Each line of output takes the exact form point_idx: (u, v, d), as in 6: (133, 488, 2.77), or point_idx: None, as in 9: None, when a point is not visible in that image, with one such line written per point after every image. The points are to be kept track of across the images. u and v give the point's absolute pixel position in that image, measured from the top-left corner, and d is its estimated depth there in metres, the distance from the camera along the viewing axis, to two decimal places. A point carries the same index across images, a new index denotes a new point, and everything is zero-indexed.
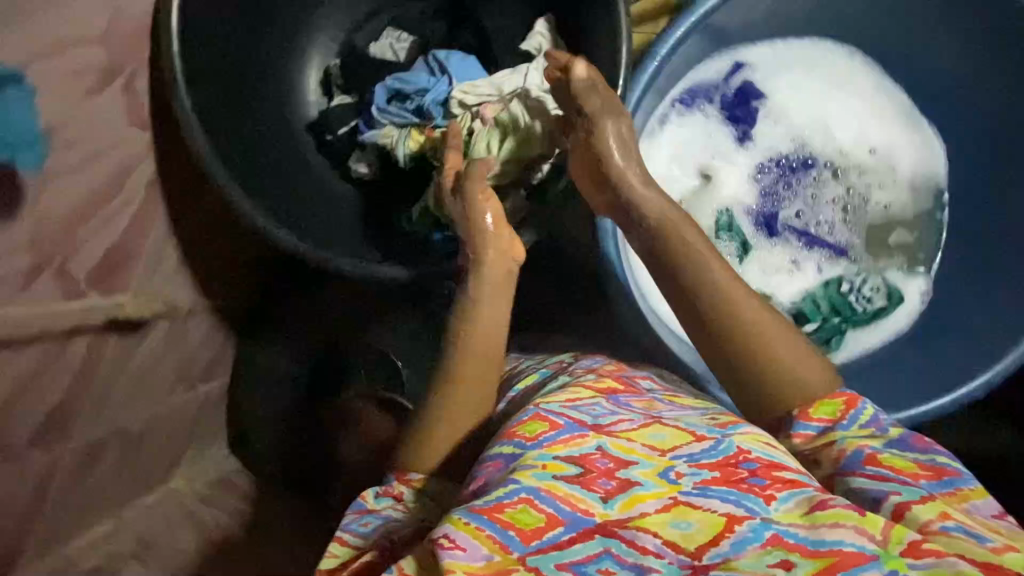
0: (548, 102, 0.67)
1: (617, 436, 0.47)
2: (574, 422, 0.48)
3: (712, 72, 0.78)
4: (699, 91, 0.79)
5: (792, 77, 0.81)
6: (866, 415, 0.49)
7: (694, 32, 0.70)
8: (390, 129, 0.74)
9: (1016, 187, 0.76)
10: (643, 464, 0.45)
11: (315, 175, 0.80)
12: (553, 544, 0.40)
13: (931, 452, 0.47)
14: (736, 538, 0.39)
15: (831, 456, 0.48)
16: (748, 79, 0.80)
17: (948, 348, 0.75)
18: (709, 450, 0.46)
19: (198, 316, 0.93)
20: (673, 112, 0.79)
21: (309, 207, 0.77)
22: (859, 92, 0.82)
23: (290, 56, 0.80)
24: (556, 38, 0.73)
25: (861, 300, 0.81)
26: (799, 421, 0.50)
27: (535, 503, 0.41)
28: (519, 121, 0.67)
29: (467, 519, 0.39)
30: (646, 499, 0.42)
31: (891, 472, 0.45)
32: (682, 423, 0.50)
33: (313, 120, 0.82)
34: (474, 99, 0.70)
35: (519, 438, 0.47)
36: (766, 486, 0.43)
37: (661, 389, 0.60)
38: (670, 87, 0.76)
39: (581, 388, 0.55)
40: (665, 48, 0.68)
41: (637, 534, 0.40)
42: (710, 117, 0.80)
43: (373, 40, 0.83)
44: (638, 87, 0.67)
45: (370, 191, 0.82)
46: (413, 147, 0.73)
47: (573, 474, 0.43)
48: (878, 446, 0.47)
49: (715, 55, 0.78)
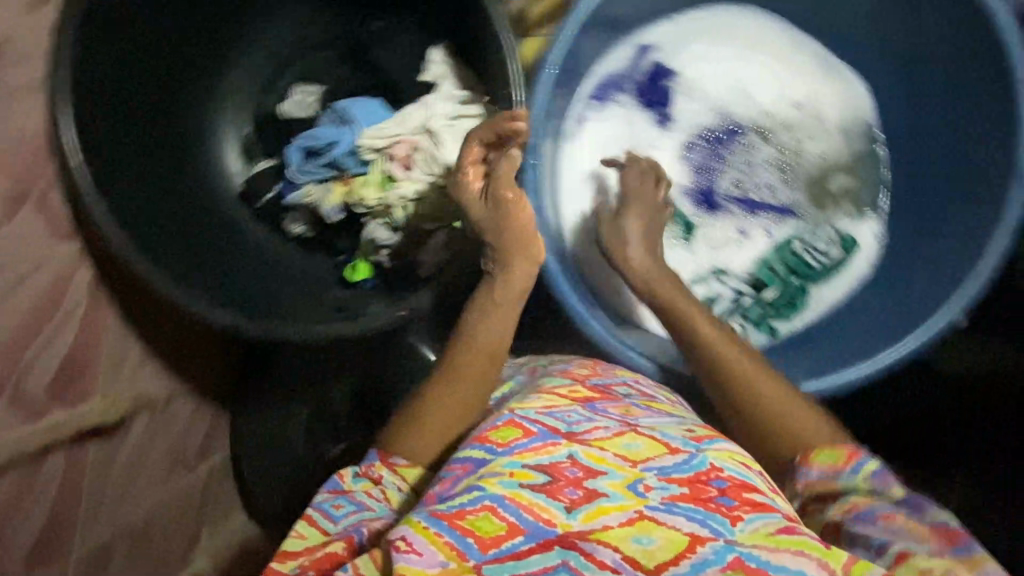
0: (458, 135, 0.68)
1: (589, 444, 0.51)
2: (547, 429, 0.52)
3: (616, 64, 0.80)
4: (610, 84, 0.81)
5: (699, 49, 0.83)
6: (874, 464, 0.54)
7: (586, 29, 0.69)
8: (310, 187, 0.72)
9: (945, 109, 0.74)
10: (612, 476, 0.49)
11: (253, 243, 0.81)
12: (511, 553, 0.44)
13: (944, 513, 0.51)
14: (696, 559, 0.44)
15: (841, 505, 0.53)
16: (655, 62, 0.82)
17: (909, 288, 0.74)
18: (681, 464, 0.51)
19: (179, 399, 0.94)
20: (590, 109, 0.81)
21: (247, 279, 0.76)
22: (770, 49, 0.83)
23: (204, 135, 0.81)
24: (453, 63, 0.73)
25: (816, 255, 0.82)
26: (803, 467, 0.56)
27: (499, 511, 0.45)
28: (434, 160, 0.68)
29: (428, 524, 0.44)
30: (609, 511, 0.47)
31: (901, 530, 0.50)
32: (657, 433, 0.55)
33: (241, 190, 0.83)
34: (383, 141, 0.69)
35: (490, 443, 0.50)
36: (733, 507, 0.48)
37: (640, 396, 0.65)
38: (580, 87, 0.79)
39: (557, 396, 0.59)
40: (558, 52, 0.67)
41: (597, 548, 0.44)
42: (626, 105, 0.82)
43: (284, 99, 0.83)
44: (537, 100, 0.67)
45: (309, 246, 0.82)
46: (336, 200, 0.72)
47: (540, 482, 0.48)
48: (888, 504, 0.52)
49: (617, 46, 0.80)
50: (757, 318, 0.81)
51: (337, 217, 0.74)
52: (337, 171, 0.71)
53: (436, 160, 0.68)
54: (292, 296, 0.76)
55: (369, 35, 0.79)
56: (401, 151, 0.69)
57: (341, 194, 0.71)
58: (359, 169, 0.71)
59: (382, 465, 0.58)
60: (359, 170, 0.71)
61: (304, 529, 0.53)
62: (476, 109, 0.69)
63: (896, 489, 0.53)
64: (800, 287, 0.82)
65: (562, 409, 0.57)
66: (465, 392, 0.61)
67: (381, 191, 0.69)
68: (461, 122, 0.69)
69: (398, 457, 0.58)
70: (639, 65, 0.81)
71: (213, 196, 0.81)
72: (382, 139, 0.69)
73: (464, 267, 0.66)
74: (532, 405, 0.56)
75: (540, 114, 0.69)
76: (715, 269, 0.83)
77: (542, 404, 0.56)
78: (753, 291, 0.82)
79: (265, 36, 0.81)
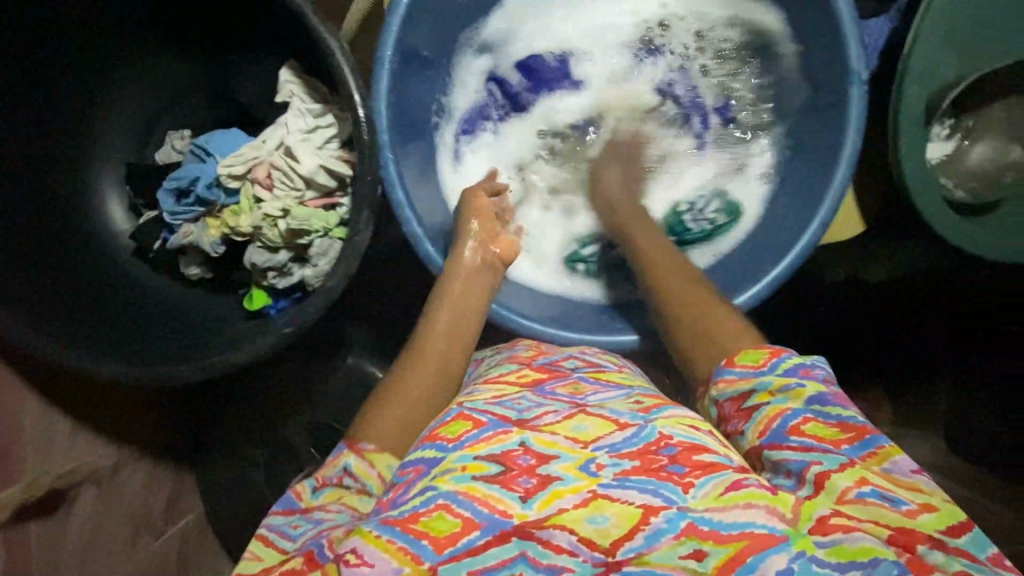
0: (313, 147, 0.70)
1: (539, 430, 0.52)
2: (498, 419, 0.54)
3: (468, 92, 0.87)
4: (471, 117, 0.88)
5: (533, 50, 0.89)
6: (787, 365, 0.57)
7: (413, 23, 0.70)
8: (187, 227, 0.73)
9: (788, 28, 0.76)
10: (565, 457, 0.50)
11: (155, 296, 0.82)
12: (468, 550, 0.45)
13: (848, 411, 0.54)
14: (650, 530, 0.46)
15: (755, 419, 0.56)
16: (500, 79, 0.88)
17: (787, 212, 0.79)
18: (630, 437, 0.52)
19: (128, 467, 0.97)
20: (463, 144, 0.88)
21: (147, 329, 0.77)
22: (593, 31, 0.90)
23: (85, 202, 0.81)
24: (304, 78, 0.73)
25: (699, 221, 0.87)
26: (724, 368, 0.60)
27: (452, 507, 0.46)
28: (295, 173, 0.69)
29: (379, 533, 0.45)
30: (564, 494, 0.48)
31: (812, 439, 0.52)
32: (607, 410, 0.56)
33: (135, 247, 0.83)
34: (242, 166, 0.70)
35: (441, 440, 0.53)
36: (684, 474, 0.49)
37: (588, 367, 0.67)
38: (444, 129, 0.86)
39: (506, 385, 0.62)
40: (389, 50, 0.68)
41: (553, 533, 0.46)
42: (494, 127, 0.90)
43: (159, 148, 0.84)
44: (381, 99, 0.68)
45: (213, 286, 0.83)
46: (216, 233, 0.73)
47: (492, 473, 0.49)
48: (799, 408, 0.54)
49: (458, 81, 0.85)
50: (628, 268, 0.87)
51: (220, 252, 0.74)
52: (206, 207, 0.72)
53: (295, 174, 0.70)
54: (196, 337, 0.77)
55: (222, 71, 0.81)
56: (261, 173, 0.70)
57: (218, 227, 0.72)
58: (229, 200, 0.72)
59: (347, 456, 0.57)
60: (228, 201, 0.72)
61: (263, 551, 0.52)
62: (328, 121, 0.71)
63: (807, 387, 0.55)
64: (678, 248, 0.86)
65: (512, 396, 0.59)
66: (427, 377, 0.64)
67: (251, 215, 0.70)
68: (316, 136, 0.71)
69: (365, 444, 0.57)
70: (490, 87, 0.88)
71: (107, 258, 0.81)
72: (240, 165, 0.70)
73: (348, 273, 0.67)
74: (480, 397, 0.59)
75: (387, 116, 0.69)
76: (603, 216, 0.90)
77: (491, 395, 0.59)
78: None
79: (128, 94, 0.81)
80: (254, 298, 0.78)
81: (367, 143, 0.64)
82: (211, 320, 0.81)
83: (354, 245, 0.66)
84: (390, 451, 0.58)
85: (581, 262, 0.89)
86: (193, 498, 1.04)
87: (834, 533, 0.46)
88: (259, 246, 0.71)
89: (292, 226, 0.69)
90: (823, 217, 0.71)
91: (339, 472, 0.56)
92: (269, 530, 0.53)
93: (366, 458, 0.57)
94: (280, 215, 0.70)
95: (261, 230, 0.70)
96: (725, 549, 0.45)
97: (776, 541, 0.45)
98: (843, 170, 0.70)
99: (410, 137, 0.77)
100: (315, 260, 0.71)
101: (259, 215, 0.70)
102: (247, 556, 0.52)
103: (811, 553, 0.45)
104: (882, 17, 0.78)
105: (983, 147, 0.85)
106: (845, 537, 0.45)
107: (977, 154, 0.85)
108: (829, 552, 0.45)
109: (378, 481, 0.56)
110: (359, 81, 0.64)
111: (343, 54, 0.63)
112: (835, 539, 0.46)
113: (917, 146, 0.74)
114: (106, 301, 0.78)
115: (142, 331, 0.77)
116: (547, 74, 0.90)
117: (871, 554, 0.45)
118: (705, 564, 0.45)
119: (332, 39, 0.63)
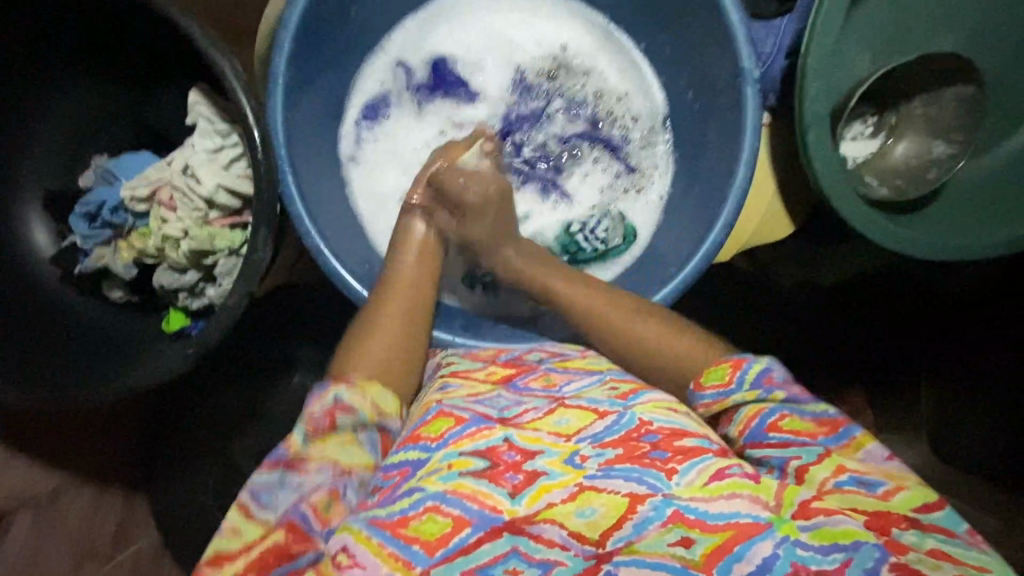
0: (214, 165, 0.72)
1: (523, 427, 0.54)
2: (479, 416, 0.55)
3: (376, 80, 0.84)
4: (376, 103, 0.84)
5: (447, 31, 0.86)
6: (752, 373, 0.55)
7: (309, 37, 0.71)
8: (100, 250, 0.77)
9: (690, 30, 0.76)
10: (549, 453, 0.52)
11: (79, 316, 0.82)
12: (460, 549, 0.46)
13: (824, 407, 0.53)
14: (639, 519, 0.47)
15: (736, 422, 0.55)
16: (410, 62, 0.85)
17: (694, 204, 0.79)
18: (611, 426, 0.54)
19: (68, 492, 0.95)
20: (363, 129, 0.84)
21: (66, 352, 0.77)
22: (512, 14, 0.87)
23: (9, 226, 0.82)
24: (214, 100, 0.74)
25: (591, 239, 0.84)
26: (696, 393, 0.58)
27: (442, 508, 0.47)
28: (194, 193, 0.71)
29: (370, 534, 0.46)
30: (551, 489, 0.49)
31: (790, 437, 0.52)
32: (586, 400, 0.57)
33: (62, 272, 0.83)
34: (146, 191, 0.73)
35: (424, 441, 0.53)
36: (667, 459, 0.50)
37: (552, 358, 0.67)
38: (344, 113, 0.83)
39: (478, 382, 0.62)
40: (284, 62, 0.68)
41: (543, 527, 0.47)
42: (401, 111, 0.85)
43: (83, 173, 0.84)
44: (277, 115, 0.69)
45: (138, 309, 0.83)
46: (127, 256, 0.76)
47: (479, 468, 0.50)
48: (775, 407, 0.54)
49: (363, 68, 0.83)
50: None
51: (133, 274, 0.77)
52: (116, 230, 0.76)
53: (195, 195, 0.71)
54: (106, 359, 0.77)
55: (142, 102, 0.83)
56: (165, 195, 0.73)
57: (128, 251, 0.75)
58: (139, 222, 0.75)
59: (335, 390, 0.53)
60: (138, 223, 0.75)
61: (243, 524, 0.47)
62: (233, 141, 0.73)
63: (777, 393, 0.54)
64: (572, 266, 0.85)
65: (489, 395, 0.59)
66: (391, 359, 0.61)
67: (155, 236, 0.73)
68: (221, 156, 0.72)
69: (352, 375, 0.56)
70: (396, 79, 0.85)
71: (32, 281, 0.82)
72: (144, 188, 0.73)
73: (251, 285, 0.66)
74: (458, 394, 0.59)
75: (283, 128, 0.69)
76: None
77: (467, 392, 0.59)
78: None
79: (50, 121, 0.82)
80: (172, 320, 0.79)
81: (261, 163, 0.65)
82: (135, 340, 0.80)
83: (254, 263, 0.66)
84: (375, 378, 0.58)
85: (478, 283, 0.82)
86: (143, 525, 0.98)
87: (816, 517, 0.47)
88: (167, 268, 0.74)
89: (192, 247, 0.71)
90: (728, 219, 0.71)
91: (329, 406, 0.52)
92: (247, 497, 0.48)
93: (359, 390, 0.54)
94: (180, 235, 0.72)
95: (166, 252, 0.73)
96: (714, 537, 0.46)
97: (761, 529, 0.46)
98: (742, 172, 0.71)
99: (318, 148, 0.78)
100: (220, 279, 0.73)
101: (161, 237, 0.72)
102: (223, 532, 0.47)
103: (795, 538, 0.46)
104: (787, 17, 0.80)
105: (907, 146, 0.84)
106: (828, 521, 0.47)
107: (900, 153, 0.84)
108: (812, 535, 0.46)
109: (372, 410, 0.54)
110: (252, 100, 0.65)
111: (235, 75, 0.64)
112: (818, 522, 0.47)
113: (826, 144, 0.73)
114: (31, 325, 0.78)
115: (61, 352, 0.77)
116: (462, 54, 0.86)
117: (851, 536, 0.46)
118: (693, 551, 0.46)
119: (224, 61, 0.64)
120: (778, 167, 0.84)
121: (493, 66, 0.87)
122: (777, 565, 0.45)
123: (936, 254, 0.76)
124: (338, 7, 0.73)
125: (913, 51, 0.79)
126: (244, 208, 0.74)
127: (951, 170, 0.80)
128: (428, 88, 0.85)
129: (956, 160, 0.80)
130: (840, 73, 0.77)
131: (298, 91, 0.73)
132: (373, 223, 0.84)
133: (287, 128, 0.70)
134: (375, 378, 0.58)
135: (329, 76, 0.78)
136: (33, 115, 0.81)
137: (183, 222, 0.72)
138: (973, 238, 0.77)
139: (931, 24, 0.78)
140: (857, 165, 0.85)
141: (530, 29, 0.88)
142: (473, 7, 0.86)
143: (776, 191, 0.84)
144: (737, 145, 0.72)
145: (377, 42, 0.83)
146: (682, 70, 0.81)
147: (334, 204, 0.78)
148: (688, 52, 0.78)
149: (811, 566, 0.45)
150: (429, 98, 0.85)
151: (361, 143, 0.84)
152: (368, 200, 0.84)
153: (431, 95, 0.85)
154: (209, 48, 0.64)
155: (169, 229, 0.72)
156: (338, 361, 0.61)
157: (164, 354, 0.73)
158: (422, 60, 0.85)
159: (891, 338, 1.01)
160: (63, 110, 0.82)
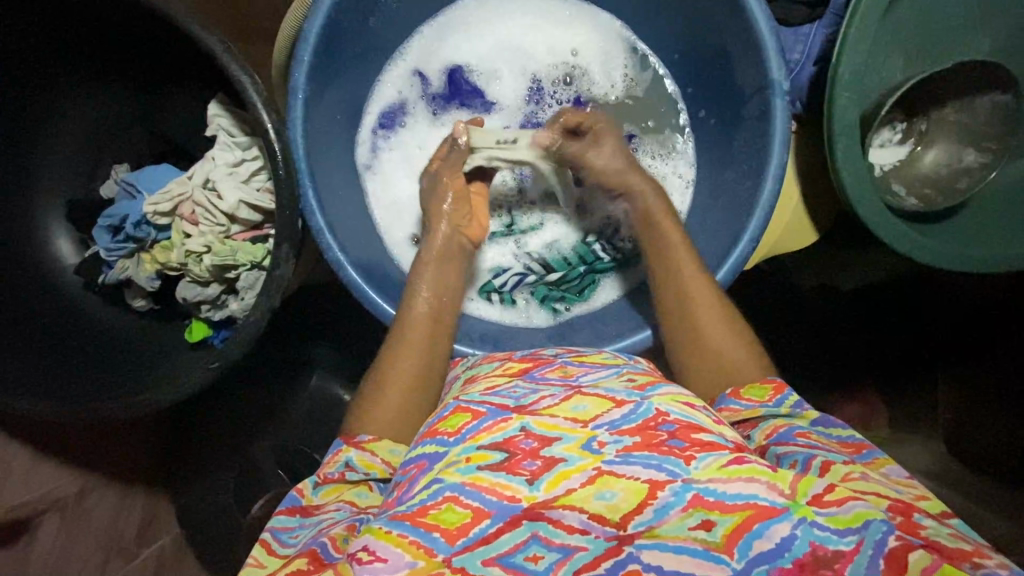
0: (235, 180, 0.73)
1: (539, 414, 0.48)
2: (496, 407, 0.50)
3: (393, 88, 0.83)
4: (392, 112, 0.83)
5: (462, 37, 0.85)
6: (792, 399, 0.58)
7: (327, 49, 0.70)
8: (123, 262, 0.79)
9: (715, 35, 0.75)
10: (566, 439, 0.46)
11: (103, 325, 0.82)
12: (480, 539, 0.42)
13: (850, 430, 0.54)
14: (659, 504, 0.43)
15: (763, 427, 0.56)
16: (425, 70, 0.84)
17: (716, 218, 0.78)
18: (628, 414, 0.48)
19: (92, 497, 0.95)
20: (379, 139, 0.83)
21: (90, 362, 0.78)
22: (528, 19, 0.86)
23: (33, 238, 0.83)
24: (234, 112, 0.74)
25: (607, 248, 0.85)
26: (728, 397, 0.59)
27: (461, 499, 0.43)
28: (215, 210, 0.73)
29: (389, 528, 0.42)
30: (571, 475, 0.44)
31: (818, 443, 0.52)
32: (603, 389, 0.52)
33: (85, 283, 0.84)
34: (168, 206, 0.74)
35: (441, 435, 0.48)
36: (685, 448, 0.45)
37: (569, 353, 0.63)
38: (360, 122, 0.82)
39: (496, 377, 0.58)
40: (304, 76, 0.68)
41: (563, 514, 0.43)
42: (418, 121, 0.84)
43: (103, 184, 0.85)
44: (296, 128, 0.69)
45: (158, 318, 0.84)
46: (148, 269, 0.78)
47: (497, 461, 0.45)
48: (804, 424, 0.55)
49: (380, 78, 0.82)
50: (541, 298, 0.85)
51: (156, 285, 0.79)
52: (138, 243, 0.78)
53: (218, 210, 0.73)
54: (131, 369, 0.78)
55: (156, 105, 0.83)
56: (187, 209, 0.74)
57: (151, 263, 0.77)
58: (161, 235, 0.76)
59: (347, 451, 0.57)
60: (160, 236, 0.77)
61: (266, 559, 0.50)
62: (253, 154, 0.74)
63: (809, 412, 0.56)
64: (590, 278, 0.85)
65: (506, 386, 0.54)
66: (403, 381, 0.62)
67: (177, 250, 0.74)
68: (242, 169, 0.73)
69: (361, 436, 0.58)
70: (413, 87, 0.84)
71: (57, 292, 0.83)
72: (166, 202, 0.74)
73: (273, 300, 0.66)
74: (475, 389, 0.55)
75: (302, 143, 0.69)
76: (515, 242, 0.86)
77: (484, 386, 0.55)
78: (541, 271, 0.85)
79: (71, 135, 0.83)
80: (194, 330, 0.79)
81: (283, 178, 0.64)
82: (156, 348, 0.81)
83: (275, 280, 0.66)
84: (388, 435, 0.59)
85: (495, 293, 0.84)
86: (168, 524, 0.99)
87: (829, 505, 0.43)
88: (189, 281, 0.76)
89: (215, 262, 0.73)
90: (752, 234, 0.71)
91: (340, 467, 0.56)
92: (270, 534, 0.52)
93: (365, 450, 0.57)
94: (203, 250, 0.73)
95: (188, 266, 0.74)
96: (733, 517, 0.42)
97: (776, 513, 0.41)
98: (769, 187, 0.70)
99: (338, 158, 0.77)
100: (243, 293, 0.75)
101: (184, 252, 0.74)
102: (250, 562, 0.50)
103: (812, 519, 0.41)
104: (815, 23, 0.78)
105: (936, 152, 0.82)
106: (840, 509, 0.42)
107: (930, 160, 0.82)
108: (829, 518, 0.42)
109: (381, 467, 0.56)
110: (273, 113, 0.64)
111: (255, 89, 0.63)
112: (832, 510, 0.42)
113: (856, 154, 0.71)
114: (53, 337, 0.79)
115: (85, 362, 0.78)
116: (479, 61, 0.85)
117: (861, 517, 0.42)
118: (714, 534, 0.41)
119: (244, 75, 0.63)
120: (803, 174, 0.82)
121: (510, 73, 0.86)
122: (795, 546, 0.41)
123: (966, 265, 0.74)
124: (357, 16, 0.72)
125: (945, 56, 0.76)
126: (263, 221, 0.76)
127: (983, 179, 0.78)
128: (443, 98, 0.85)
129: (988, 170, 0.79)
130: (871, 78, 0.75)
131: (316, 104, 0.72)
132: (390, 233, 0.83)
133: (307, 140, 0.70)
134: (388, 434, 0.59)
135: (349, 84, 0.78)
136: (57, 130, 0.82)
137: (204, 240, 0.73)
138: (1006, 250, 0.75)
139: (967, 29, 0.76)
140: (884, 172, 0.83)
141: (545, 37, 0.86)
142: (488, 14, 0.85)
143: (801, 198, 0.82)
144: (763, 158, 0.71)
145: (394, 48, 0.82)
146: (706, 80, 0.80)
147: (352, 216, 0.78)
148: (715, 58, 0.77)
149: (827, 547, 0.40)
150: (444, 107, 0.85)
151: (377, 152, 0.83)
152: (386, 211, 0.83)
153: (447, 105, 0.85)
154: (231, 64, 0.63)
155: (191, 246, 0.74)
156: (354, 413, 0.62)
157: (187, 365, 0.74)
158: (438, 68, 0.84)
159: (908, 341, 0.98)
160: (76, 116, 0.82)
